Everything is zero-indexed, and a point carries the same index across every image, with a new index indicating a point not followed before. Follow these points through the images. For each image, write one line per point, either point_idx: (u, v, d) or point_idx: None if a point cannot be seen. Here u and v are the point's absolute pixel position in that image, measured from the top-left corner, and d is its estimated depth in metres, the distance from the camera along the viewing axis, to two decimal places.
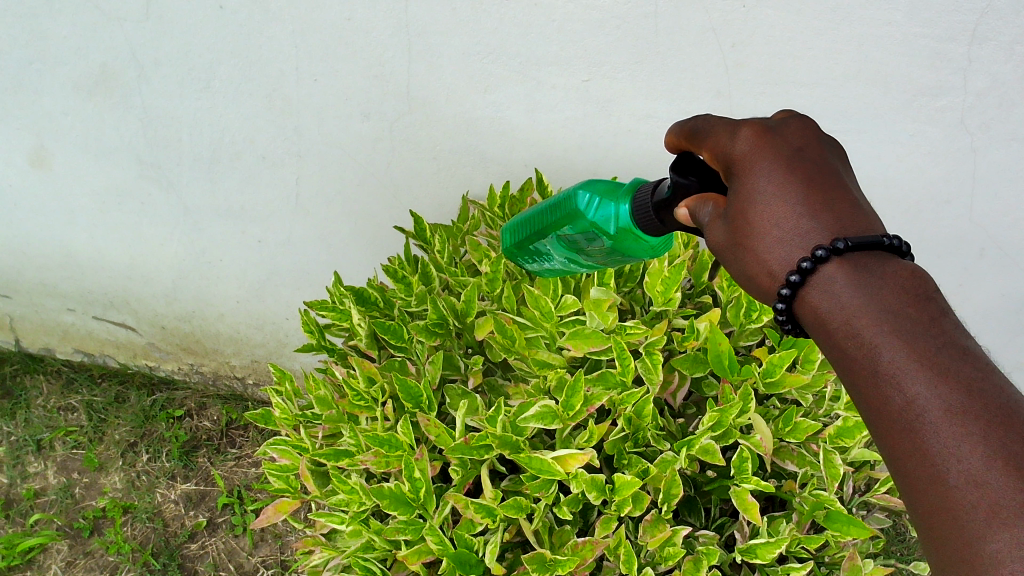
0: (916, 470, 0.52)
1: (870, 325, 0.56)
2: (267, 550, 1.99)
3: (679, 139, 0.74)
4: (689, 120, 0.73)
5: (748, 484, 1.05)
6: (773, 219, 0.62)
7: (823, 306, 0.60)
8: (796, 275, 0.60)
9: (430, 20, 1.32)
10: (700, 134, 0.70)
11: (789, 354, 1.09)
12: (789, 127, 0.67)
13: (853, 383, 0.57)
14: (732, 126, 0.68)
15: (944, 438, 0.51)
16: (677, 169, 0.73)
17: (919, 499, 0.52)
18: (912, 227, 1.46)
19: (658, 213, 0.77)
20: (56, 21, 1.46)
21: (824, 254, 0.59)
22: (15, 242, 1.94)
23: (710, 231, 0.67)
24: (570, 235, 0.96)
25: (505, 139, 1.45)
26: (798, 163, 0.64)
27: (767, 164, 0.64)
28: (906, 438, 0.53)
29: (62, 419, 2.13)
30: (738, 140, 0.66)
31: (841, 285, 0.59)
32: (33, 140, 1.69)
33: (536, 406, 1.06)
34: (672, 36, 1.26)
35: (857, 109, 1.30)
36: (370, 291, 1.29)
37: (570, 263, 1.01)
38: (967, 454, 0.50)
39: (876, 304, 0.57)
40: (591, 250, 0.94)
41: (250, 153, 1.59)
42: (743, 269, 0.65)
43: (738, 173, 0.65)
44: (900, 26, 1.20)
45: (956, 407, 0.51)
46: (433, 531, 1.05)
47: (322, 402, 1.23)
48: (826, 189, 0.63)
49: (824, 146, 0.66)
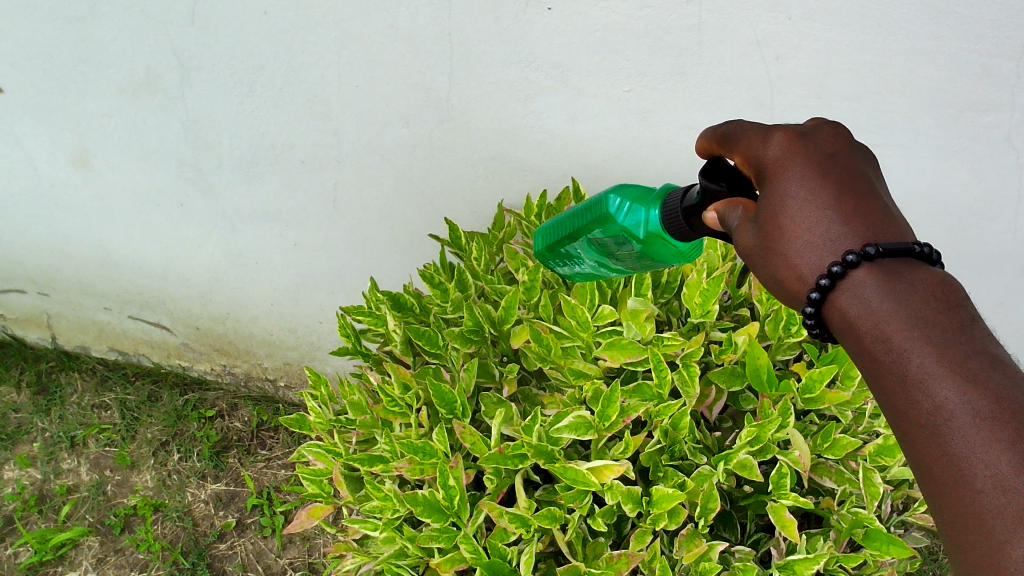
0: (941, 474, 0.52)
1: (900, 329, 0.56)
2: (295, 551, 1.99)
3: (712, 144, 0.74)
4: (722, 125, 0.73)
5: (786, 500, 1.04)
6: (804, 223, 0.61)
7: (851, 311, 0.59)
8: (826, 279, 0.59)
9: (473, 28, 1.32)
10: (733, 138, 0.70)
11: (829, 370, 1.07)
12: (822, 133, 0.66)
13: (880, 386, 0.57)
14: (764, 131, 0.67)
15: (971, 443, 0.50)
16: (707, 175, 0.72)
17: (944, 503, 0.51)
18: (954, 242, 1.44)
19: (688, 218, 0.76)
20: (102, 25, 1.48)
21: (854, 258, 0.58)
22: (55, 241, 1.97)
23: (738, 235, 0.66)
24: (599, 237, 0.95)
25: (543, 147, 1.45)
26: (830, 168, 0.63)
27: (798, 169, 0.63)
28: (932, 442, 0.52)
29: (96, 417, 2.16)
30: (771, 146, 0.65)
31: (872, 290, 0.58)
32: (76, 141, 1.71)
33: (571, 416, 1.06)
34: (715, 47, 1.25)
35: (901, 124, 1.29)
36: (407, 297, 1.30)
37: (600, 266, 1.01)
38: (995, 460, 0.49)
39: (906, 309, 0.56)
40: (620, 255, 0.94)
41: (288, 157, 1.60)
42: (771, 273, 0.64)
43: (770, 177, 0.64)
44: (946, 41, 1.19)
45: (985, 412, 0.51)
46: (467, 540, 1.05)
47: (356, 407, 1.23)
48: (857, 196, 0.62)
49: (858, 153, 0.66)
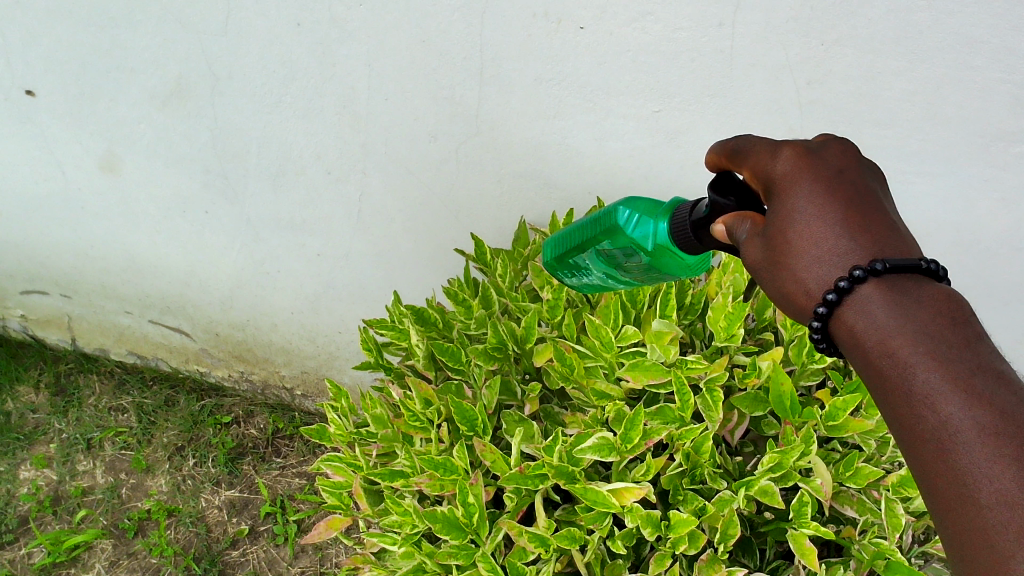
0: (946, 488, 0.52)
1: (907, 344, 0.56)
2: (307, 561, 1.99)
3: (722, 158, 0.72)
4: (732, 138, 0.72)
5: (807, 529, 1.03)
6: (811, 239, 0.61)
7: (858, 326, 0.59)
8: (832, 294, 0.59)
9: (504, 45, 1.33)
10: (742, 153, 0.69)
11: (853, 398, 1.07)
12: (830, 148, 0.66)
13: (885, 400, 0.57)
14: (773, 146, 0.67)
15: (975, 459, 0.51)
16: (717, 188, 0.72)
17: (949, 518, 0.52)
18: (980, 273, 1.43)
19: (696, 231, 0.76)
20: (136, 32, 1.49)
21: (861, 274, 0.58)
22: (79, 243, 1.98)
23: (746, 248, 0.66)
24: (608, 249, 0.95)
25: (570, 165, 1.45)
26: (838, 184, 0.63)
27: (806, 185, 0.63)
28: (937, 457, 0.53)
29: (113, 420, 2.17)
30: (779, 160, 0.65)
31: (878, 306, 0.58)
32: (105, 146, 1.72)
33: (594, 437, 1.06)
34: (745, 71, 1.25)
35: (932, 151, 1.28)
36: (430, 312, 1.30)
37: (608, 278, 1.00)
38: (1000, 475, 0.50)
39: (912, 325, 0.56)
40: (629, 266, 0.93)
41: (315, 168, 1.61)
42: (779, 288, 0.63)
43: (778, 193, 0.64)
44: (980, 70, 1.17)
45: (990, 428, 0.51)
46: (485, 558, 1.05)
47: (378, 421, 1.23)
48: (864, 213, 0.62)
49: (865, 170, 0.65)
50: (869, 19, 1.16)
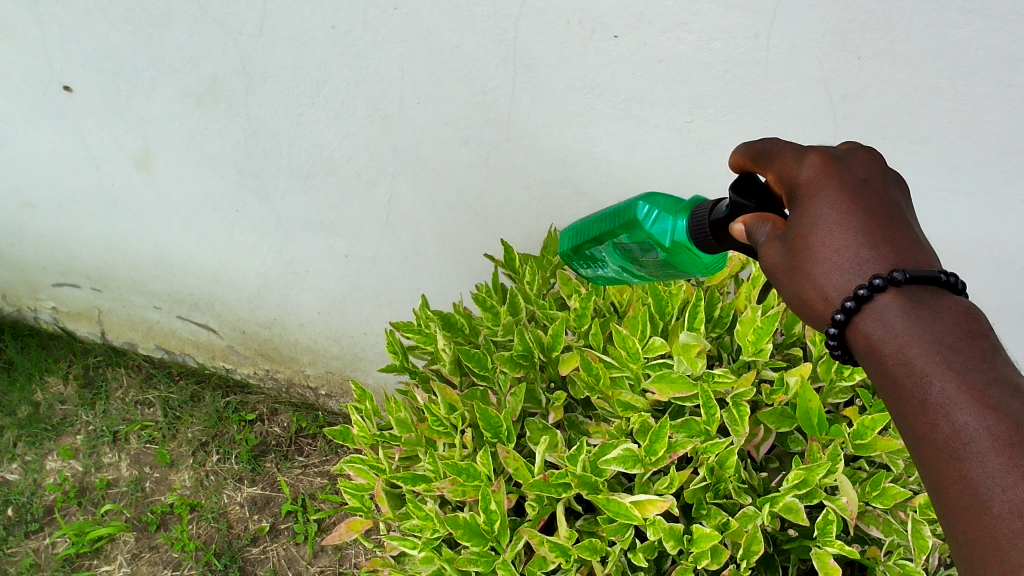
0: (959, 497, 0.51)
1: (923, 354, 0.55)
2: (326, 560, 2.01)
3: (746, 160, 0.71)
4: (758, 140, 0.71)
5: (831, 547, 1.02)
6: (833, 246, 0.60)
7: (874, 334, 0.58)
8: (851, 302, 0.58)
9: (538, 51, 1.33)
10: (767, 157, 0.68)
11: (882, 417, 1.06)
12: (855, 158, 0.65)
13: (899, 409, 0.56)
14: (798, 152, 0.66)
15: (989, 468, 0.50)
16: (738, 189, 0.72)
17: (959, 527, 0.51)
18: (1016, 295, 1.40)
19: (714, 231, 0.75)
20: (173, 31, 1.51)
21: (880, 283, 0.57)
22: (111, 237, 2.00)
23: (765, 251, 0.65)
24: (625, 243, 0.94)
25: (600, 173, 1.45)
26: (863, 193, 0.62)
27: (830, 193, 0.62)
28: (950, 467, 0.52)
29: (139, 413, 2.20)
30: (804, 167, 0.64)
31: (896, 315, 0.57)
32: (140, 142, 1.74)
33: (618, 448, 1.04)
34: (781, 83, 1.24)
35: (968, 169, 1.26)
36: (458, 317, 1.31)
37: (623, 271, 1.00)
38: (1013, 485, 0.49)
39: (929, 335, 0.55)
40: (644, 261, 0.93)
41: (346, 170, 1.62)
42: (796, 293, 0.63)
43: (801, 200, 0.63)
44: (1021, 88, 1.15)
45: (1004, 438, 0.50)
46: (505, 566, 1.05)
47: (403, 424, 1.25)
48: (888, 224, 0.61)
49: (889, 182, 0.64)
50: (907, 34, 1.15)
